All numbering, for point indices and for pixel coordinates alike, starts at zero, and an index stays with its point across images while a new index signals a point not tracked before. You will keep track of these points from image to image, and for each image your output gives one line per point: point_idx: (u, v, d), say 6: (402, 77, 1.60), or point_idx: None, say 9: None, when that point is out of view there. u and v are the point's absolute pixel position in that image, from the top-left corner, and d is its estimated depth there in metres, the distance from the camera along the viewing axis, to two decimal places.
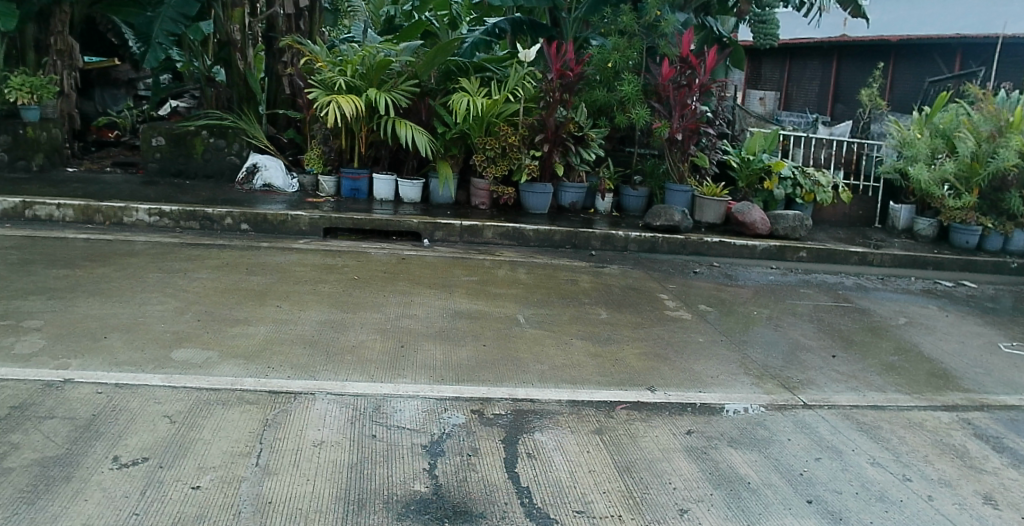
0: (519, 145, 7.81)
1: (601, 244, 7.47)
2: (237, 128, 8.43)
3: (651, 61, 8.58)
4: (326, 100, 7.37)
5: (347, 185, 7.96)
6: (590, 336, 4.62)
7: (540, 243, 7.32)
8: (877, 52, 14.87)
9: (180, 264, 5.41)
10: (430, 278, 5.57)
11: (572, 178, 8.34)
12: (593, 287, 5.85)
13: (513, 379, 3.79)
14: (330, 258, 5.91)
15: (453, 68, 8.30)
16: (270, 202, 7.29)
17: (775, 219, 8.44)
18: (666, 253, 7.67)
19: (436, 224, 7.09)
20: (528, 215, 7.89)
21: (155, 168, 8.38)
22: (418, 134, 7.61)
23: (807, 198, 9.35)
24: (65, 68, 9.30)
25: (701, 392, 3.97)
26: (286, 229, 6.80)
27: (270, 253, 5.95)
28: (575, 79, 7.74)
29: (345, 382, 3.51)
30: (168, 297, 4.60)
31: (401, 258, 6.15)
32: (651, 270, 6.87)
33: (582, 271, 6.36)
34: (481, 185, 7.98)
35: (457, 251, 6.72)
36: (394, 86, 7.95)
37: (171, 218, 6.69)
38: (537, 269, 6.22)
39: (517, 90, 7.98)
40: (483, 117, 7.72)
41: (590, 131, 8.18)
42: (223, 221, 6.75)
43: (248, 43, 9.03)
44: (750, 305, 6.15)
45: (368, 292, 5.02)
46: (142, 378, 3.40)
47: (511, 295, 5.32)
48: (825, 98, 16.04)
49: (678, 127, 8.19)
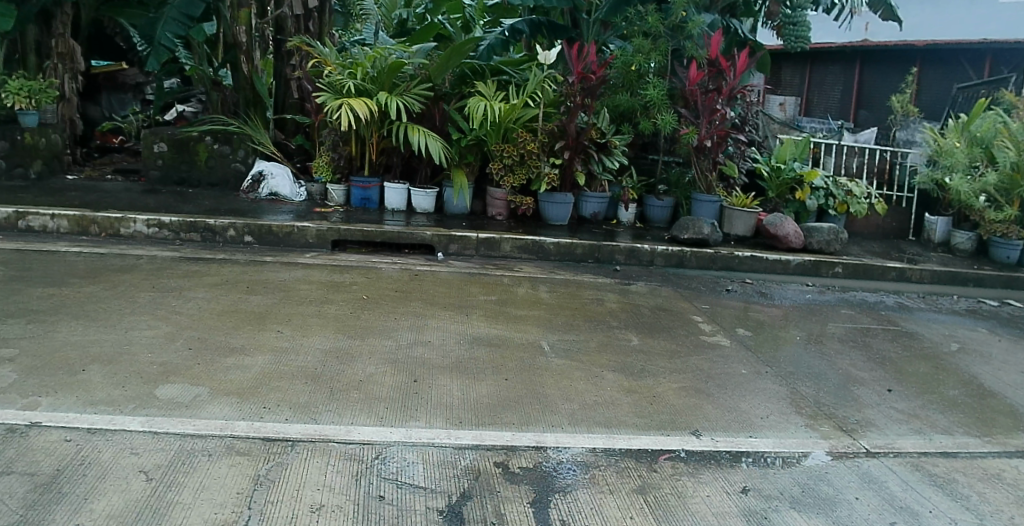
0: (539, 152, 7.31)
1: (626, 258, 7.01)
2: (242, 134, 8.05)
3: (677, 64, 8.12)
4: (336, 104, 6.95)
5: (357, 193, 7.55)
6: (622, 367, 4.16)
7: (561, 257, 6.87)
8: (904, 57, 14.29)
9: (176, 281, 5.01)
10: (445, 298, 5.14)
11: (594, 188, 7.86)
12: (620, 309, 5.40)
13: (540, 422, 3.34)
14: (337, 274, 5.49)
15: (468, 70, 7.86)
16: (276, 212, 6.90)
17: (808, 233, 7.99)
18: (694, 268, 7.21)
19: (451, 237, 6.66)
20: (548, 226, 7.45)
21: (157, 176, 8.01)
22: (432, 140, 7.17)
23: (840, 209, 8.88)
24: (66, 72, 8.96)
25: (752, 438, 3.53)
26: (292, 241, 6.40)
27: (274, 268, 5.55)
28: (598, 82, 7.26)
29: (351, 427, 3.08)
30: (160, 321, 4.20)
31: (414, 274, 5.72)
32: (680, 287, 6.41)
33: (607, 289, 5.91)
34: (498, 195, 7.54)
35: (474, 266, 6.28)
36: (406, 89, 7.52)
37: (171, 229, 6.30)
38: (559, 287, 5.77)
39: (536, 95, 7.52)
40: (500, 123, 7.26)
41: (613, 137, 7.67)
42: (225, 232, 6.35)
43: (254, 46, 8.68)
44: (789, 329, 5.68)
45: (378, 315, 4.59)
46: (120, 422, 2.99)
47: (532, 318, 4.88)
48: (848, 104, 15.44)
49: (706, 133, 7.73)
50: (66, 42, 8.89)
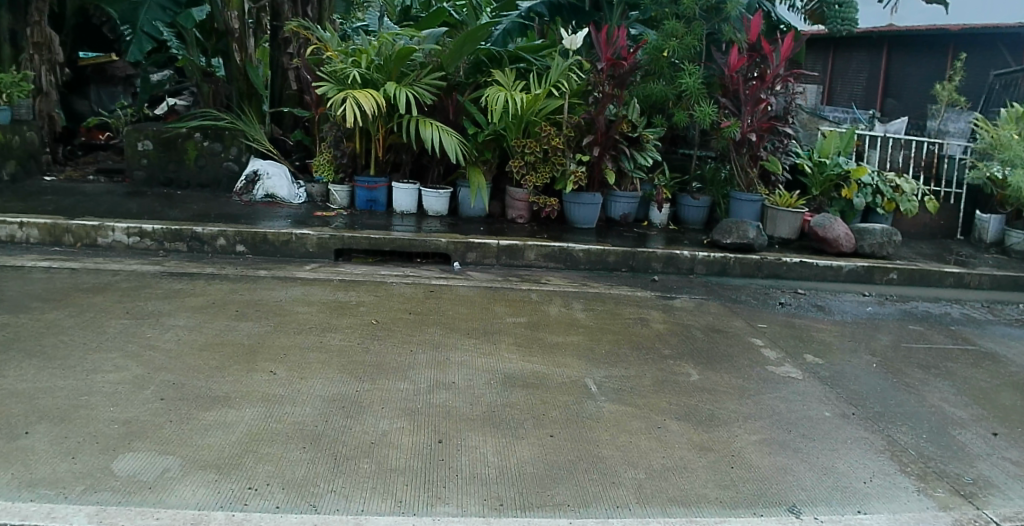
0: (564, 148, 6.58)
1: (663, 266, 6.29)
2: (234, 129, 7.29)
3: (714, 49, 7.35)
4: (340, 95, 6.19)
5: (362, 195, 6.82)
6: (686, 415, 3.45)
7: (591, 266, 6.15)
8: (935, 44, 13.41)
9: (155, 305, 4.31)
10: (467, 321, 4.43)
11: (624, 187, 7.11)
12: (669, 332, 4.66)
13: (601, 503, 2.59)
14: (342, 292, 4.77)
15: (485, 57, 7.07)
16: (272, 217, 6.19)
17: (860, 235, 7.25)
18: (739, 276, 6.50)
19: (469, 244, 5.92)
20: (574, 230, 6.71)
21: (142, 177, 7.28)
22: (445, 135, 6.43)
23: (888, 206, 8.14)
24: (43, 63, 8.25)
25: (862, 513, 2.76)
26: (290, 250, 5.69)
27: (270, 286, 4.82)
28: (629, 69, 6.53)
29: (361, 516, 2.36)
30: (132, 360, 3.49)
31: (430, 290, 5.00)
32: (727, 302, 5.68)
33: (648, 306, 5.19)
34: (519, 195, 6.78)
35: (495, 279, 5.56)
36: (415, 79, 6.74)
37: (154, 238, 5.58)
38: (595, 305, 5.05)
39: (560, 84, 6.74)
40: (523, 115, 6.52)
41: (646, 130, 6.95)
42: (215, 241, 5.63)
43: (248, 33, 7.88)
44: (859, 352, 4.95)
45: (391, 346, 3.88)
46: (59, 514, 2.26)
47: (571, 347, 4.17)
48: (874, 92, 14.53)
49: (748, 126, 7.00)
50: (43, 30, 8.18)
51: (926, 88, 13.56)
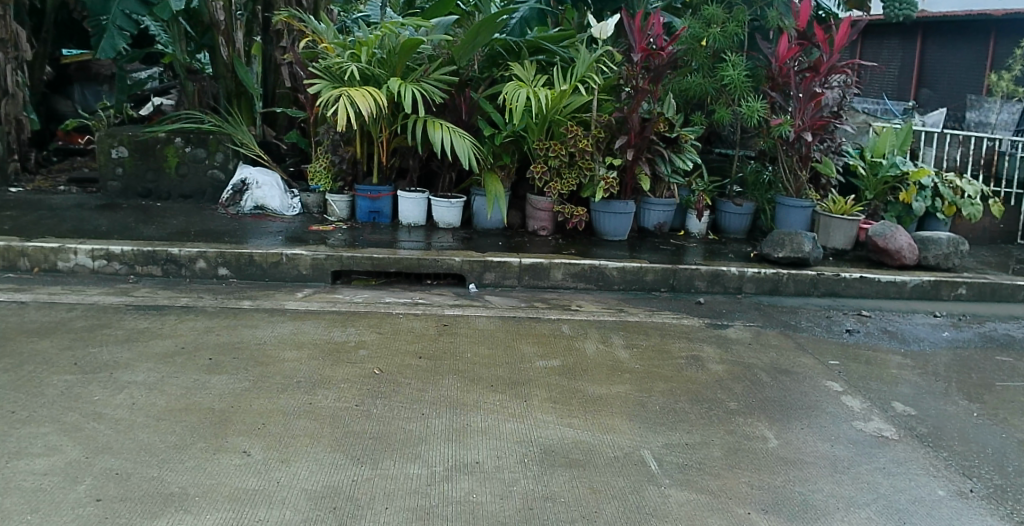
0: (593, 151, 5.82)
1: (708, 285, 5.52)
2: (220, 133, 6.53)
3: (759, 36, 6.54)
4: (333, 94, 5.42)
5: (363, 205, 6.06)
6: (773, 505, 2.65)
7: (626, 287, 5.37)
8: (974, 29, 12.29)
9: (111, 352, 3.57)
10: (490, 367, 3.66)
11: (658, 193, 6.33)
12: (730, 378, 3.88)
13: None
14: (339, 330, 4.01)
15: (500, 49, 6.29)
16: (263, 234, 5.45)
17: (924, 245, 6.43)
18: (793, 294, 5.71)
19: (486, 263, 5.15)
20: (603, 244, 5.93)
21: (118, 188, 6.56)
22: (457, 138, 5.67)
23: (949, 211, 7.32)
24: (10, 62, 7.48)
25: None
26: (281, 273, 4.94)
27: (254, 323, 4.06)
28: (666, 61, 5.75)
29: None
30: (67, 438, 2.76)
31: (442, 325, 4.22)
32: (787, 332, 4.88)
33: (698, 340, 4.41)
34: (542, 204, 5.99)
35: (518, 306, 4.79)
36: (423, 75, 5.97)
37: (123, 261, 4.85)
38: (637, 340, 4.26)
39: (588, 78, 5.91)
40: (546, 114, 5.76)
41: (684, 129, 6.13)
42: (194, 264, 4.89)
43: (234, 26, 7.18)
44: (954, 396, 4.12)
45: (396, 409, 3.11)
46: None
47: (618, 403, 3.39)
48: (905, 80, 13.28)
49: (801, 123, 6.19)
50: (8, 26, 7.44)
51: (966, 77, 12.38)
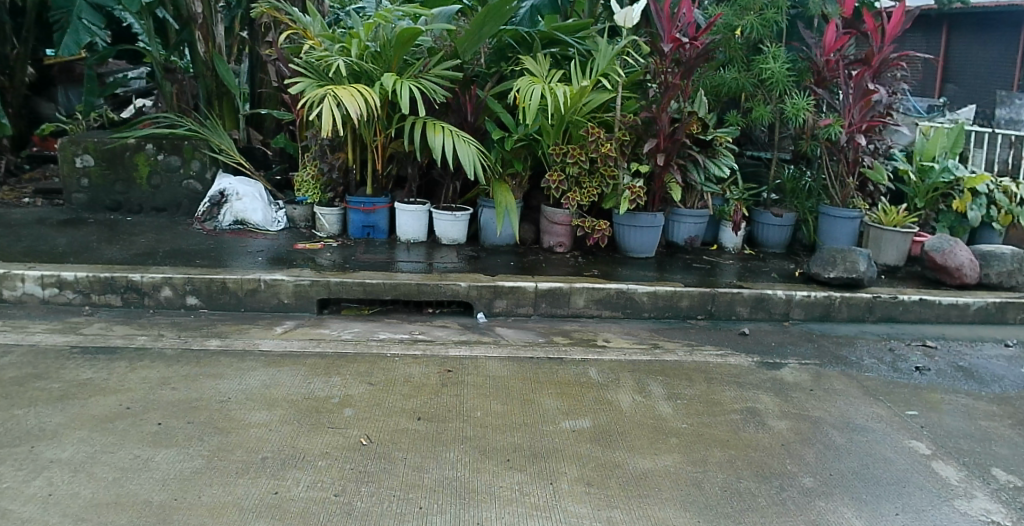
0: (616, 156, 5.11)
1: (750, 311, 4.82)
2: (195, 138, 5.84)
3: (800, 24, 5.83)
4: (317, 94, 4.72)
5: (356, 219, 5.37)
6: None
7: (657, 314, 4.67)
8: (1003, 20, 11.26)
9: (37, 416, 2.89)
10: (505, 432, 2.96)
11: (689, 203, 5.63)
12: (797, 442, 3.20)
13: None
14: (323, 380, 3.32)
15: (509, 40, 5.58)
16: (241, 255, 4.76)
17: (988, 261, 5.69)
18: (845, 321, 5.02)
19: (498, 289, 4.45)
20: (627, 262, 5.24)
21: (84, 200, 5.88)
22: (461, 142, 4.95)
23: (1004, 220, 6.54)
24: None
25: None
26: (259, 303, 4.27)
27: (222, 372, 3.37)
28: (701, 52, 4.99)
29: None
30: None
31: (447, 371, 3.52)
32: (849, 372, 4.18)
33: (750, 387, 3.72)
34: (558, 217, 5.29)
35: (535, 341, 4.09)
36: (422, 70, 5.26)
37: (77, 289, 4.17)
38: (680, 389, 3.56)
39: (611, 73, 5.17)
40: (563, 115, 5.04)
41: (719, 131, 5.42)
42: (158, 293, 4.20)
43: (214, 20, 6.49)
44: None
45: (386, 501, 2.40)
46: None
47: (666, 484, 2.68)
48: (929, 76, 12.29)
49: (853, 121, 5.48)
50: None
51: (994, 72, 11.42)
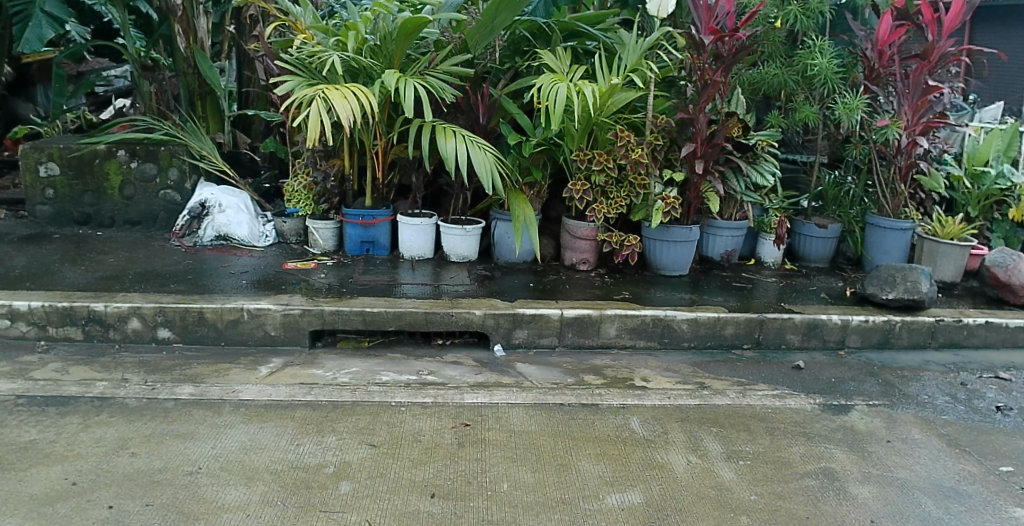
0: (647, 163, 4.55)
1: (801, 339, 4.26)
2: (174, 143, 5.26)
3: (848, 14, 5.25)
4: (305, 95, 4.13)
5: (353, 235, 4.80)
6: None
7: (699, 344, 4.11)
8: None
9: None
10: (540, 513, 2.38)
11: (726, 213, 5.08)
12: (892, 518, 2.56)
13: None
14: (316, 441, 2.76)
15: (525, 33, 5.02)
16: (226, 278, 4.19)
17: None
18: (906, 348, 4.45)
19: (516, 318, 3.88)
20: (658, 282, 4.68)
21: (51, 212, 5.32)
22: (475, 148, 4.37)
23: None
24: None
25: None
26: (243, 336, 3.71)
27: (192, 431, 2.80)
28: (743, 45, 4.37)
29: None
30: None
31: (465, 426, 2.96)
32: (926, 414, 3.59)
33: (820, 439, 3.15)
34: (582, 231, 4.72)
35: (562, 381, 3.52)
36: (428, 66, 4.68)
37: (31, 321, 3.61)
38: (739, 446, 3.00)
39: (641, 69, 4.60)
40: (588, 117, 4.47)
41: (759, 135, 4.87)
42: (124, 325, 3.63)
43: (196, 12, 5.89)
44: None
45: None
46: None
47: None
48: None
49: (908, 122, 4.94)
50: None
51: None
